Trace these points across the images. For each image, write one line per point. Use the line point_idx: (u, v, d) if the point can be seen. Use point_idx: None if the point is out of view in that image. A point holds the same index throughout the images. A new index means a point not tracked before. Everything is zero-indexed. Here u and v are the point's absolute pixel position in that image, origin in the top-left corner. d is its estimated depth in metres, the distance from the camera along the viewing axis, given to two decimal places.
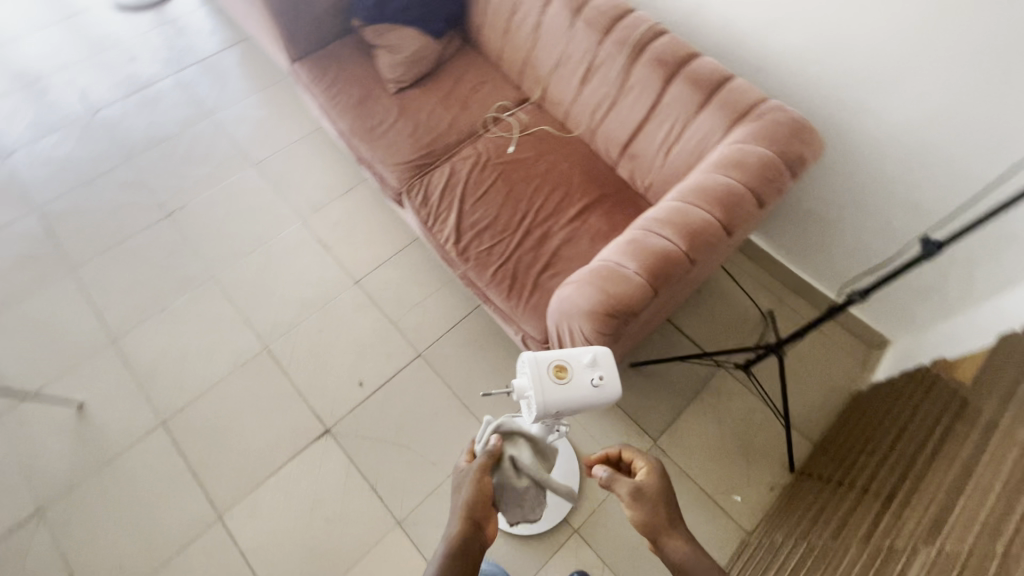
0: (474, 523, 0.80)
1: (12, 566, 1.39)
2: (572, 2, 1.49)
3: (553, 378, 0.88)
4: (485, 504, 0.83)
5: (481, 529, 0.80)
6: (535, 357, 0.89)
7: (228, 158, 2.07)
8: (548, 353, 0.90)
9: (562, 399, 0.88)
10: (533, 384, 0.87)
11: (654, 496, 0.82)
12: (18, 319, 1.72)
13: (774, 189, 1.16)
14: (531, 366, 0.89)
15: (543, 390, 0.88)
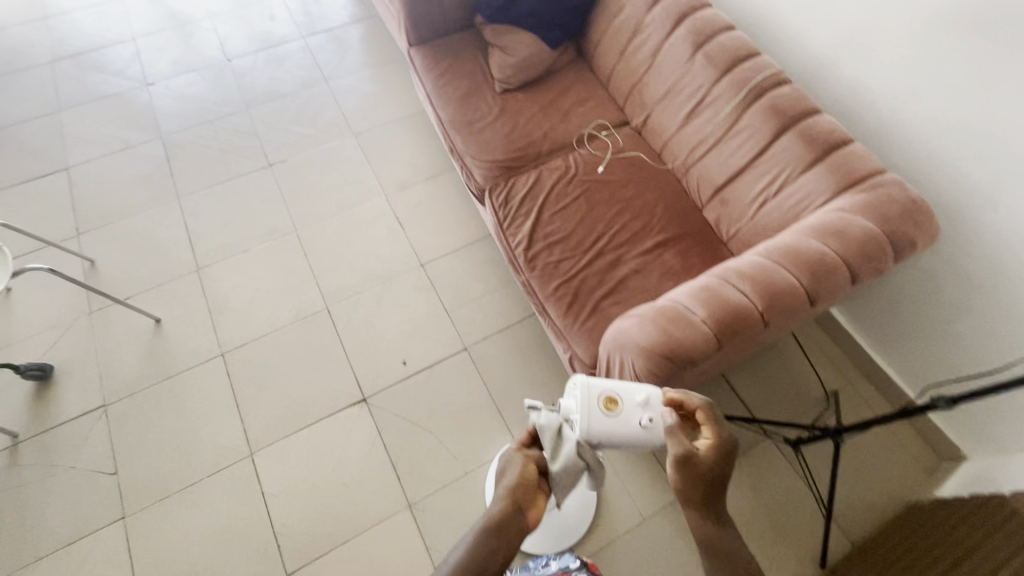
0: (515, 505, 0.80)
1: (71, 447, 1.54)
2: (696, 35, 1.46)
3: (602, 409, 0.89)
4: (528, 489, 0.83)
5: (522, 511, 0.80)
6: (588, 383, 0.90)
7: (333, 124, 2.19)
8: (603, 382, 0.90)
9: (606, 431, 0.88)
10: (580, 408, 0.89)
11: (707, 467, 0.78)
12: (125, 231, 1.91)
13: (873, 268, 1.07)
14: (584, 390, 0.90)
15: (589, 416, 0.89)
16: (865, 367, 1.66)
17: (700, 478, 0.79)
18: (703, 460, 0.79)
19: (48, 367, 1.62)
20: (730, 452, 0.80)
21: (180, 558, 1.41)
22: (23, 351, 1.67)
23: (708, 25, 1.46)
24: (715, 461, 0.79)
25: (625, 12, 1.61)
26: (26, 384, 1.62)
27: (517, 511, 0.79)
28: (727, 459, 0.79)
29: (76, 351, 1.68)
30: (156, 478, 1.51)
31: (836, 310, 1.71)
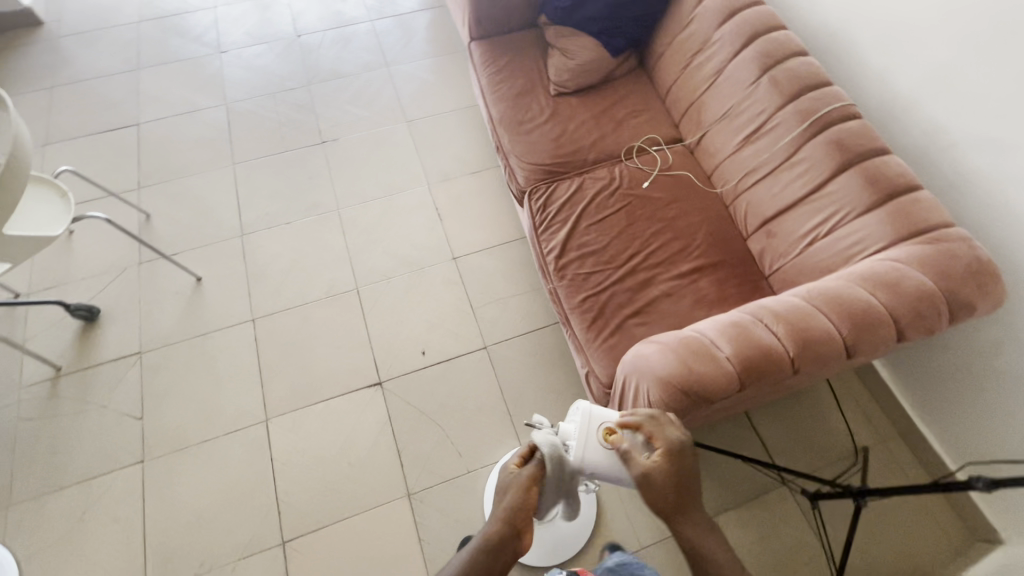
0: (513, 530, 0.81)
1: (105, 387, 1.63)
2: (765, 58, 1.39)
3: (599, 441, 0.86)
4: (528, 515, 0.83)
5: (519, 535, 0.81)
6: (591, 410, 0.88)
7: (388, 109, 2.23)
8: (606, 412, 0.88)
9: (600, 464, 0.86)
10: (578, 435, 0.87)
11: (664, 477, 0.81)
12: (181, 189, 2.00)
13: (923, 326, 0.99)
14: (585, 419, 0.88)
15: (585, 444, 0.87)
16: (903, 428, 1.56)
17: (663, 488, 0.81)
18: (657, 472, 0.81)
19: (95, 309, 1.72)
20: (681, 453, 0.83)
21: (188, 509, 1.47)
22: (75, 291, 1.78)
23: (779, 49, 1.39)
24: (669, 469, 0.81)
25: (693, 25, 1.55)
26: (74, 322, 1.72)
27: (514, 537, 0.80)
28: (678, 462, 0.82)
29: (122, 298, 1.77)
30: (176, 429, 1.58)
31: (879, 363, 1.61)
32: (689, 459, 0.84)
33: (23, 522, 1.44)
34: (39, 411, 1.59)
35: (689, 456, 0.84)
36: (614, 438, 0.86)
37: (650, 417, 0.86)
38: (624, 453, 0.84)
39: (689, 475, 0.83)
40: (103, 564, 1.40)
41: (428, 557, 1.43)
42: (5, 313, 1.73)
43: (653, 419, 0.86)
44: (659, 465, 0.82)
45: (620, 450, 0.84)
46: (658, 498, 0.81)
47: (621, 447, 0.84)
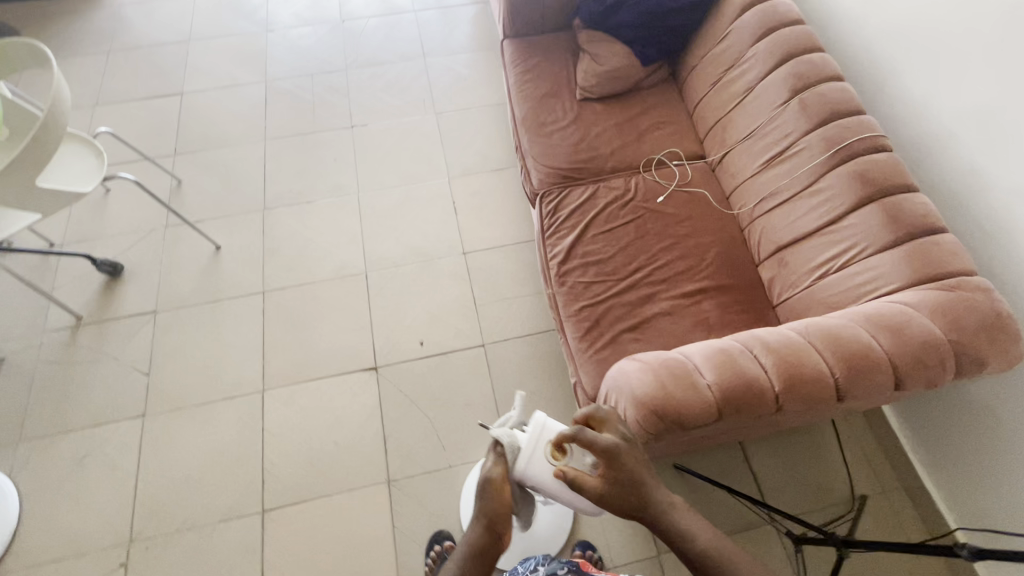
0: (494, 533, 0.82)
1: (119, 341, 1.71)
2: (798, 80, 1.34)
3: (547, 457, 0.85)
4: (507, 512, 0.84)
5: (502, 536, 0.83)
6: (545, 423, 0.87)
7: (419, 99, 2.25)
8: (559, 428, 0.86)
9: (543, 479, 0.85)
10: (527, 447, 0.85)
11: (610, 487, 0.79)
12: (213, 160, 2.07)
13: (924, 377, 0.94)
14: (539, 431, 0.86)
15: (532, 457, 0.86)
16: (906, 480, 1.48)
17: (615, 496, 0.79)
18: (603, 485, 0.79)
19: (119, 266, 1.80)
20: (617, 454, 0.80)
21: (179, 467, 1.53)
22: (104, 247, 1.87)
23: (813, 72, 1.33)
24: (614, 477, 0.79)
25: (727, 40, 1.51)
26: (99, 276, 1.81)
27: (496, 540, 0.81)
28: (617, 465, 0.80)
29: (145, 258, 1.85)
30: (179, 389, 1.64)
31: (889, 410, 1.53)
32: (632, 452, 0.82)
33: (29, 459, 1.53)
34: (56, 356, 1.68)
35: (630, 448, 0.82)
36: (557, 470, 0.82)
37: (579, 430, 0.82)
38: (570, 480, 0.81)
39: (639, 467, 0.81)
40: (95, 509, 1.47)
41: (399, 545, 1.45)
42: (38, 261, 1.83)
43: (578, 430, 0.82)
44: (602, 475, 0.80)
45: (567, 479, 0.81)
46: (616, 506, 0.80)
47: (567, 476, 0.81)
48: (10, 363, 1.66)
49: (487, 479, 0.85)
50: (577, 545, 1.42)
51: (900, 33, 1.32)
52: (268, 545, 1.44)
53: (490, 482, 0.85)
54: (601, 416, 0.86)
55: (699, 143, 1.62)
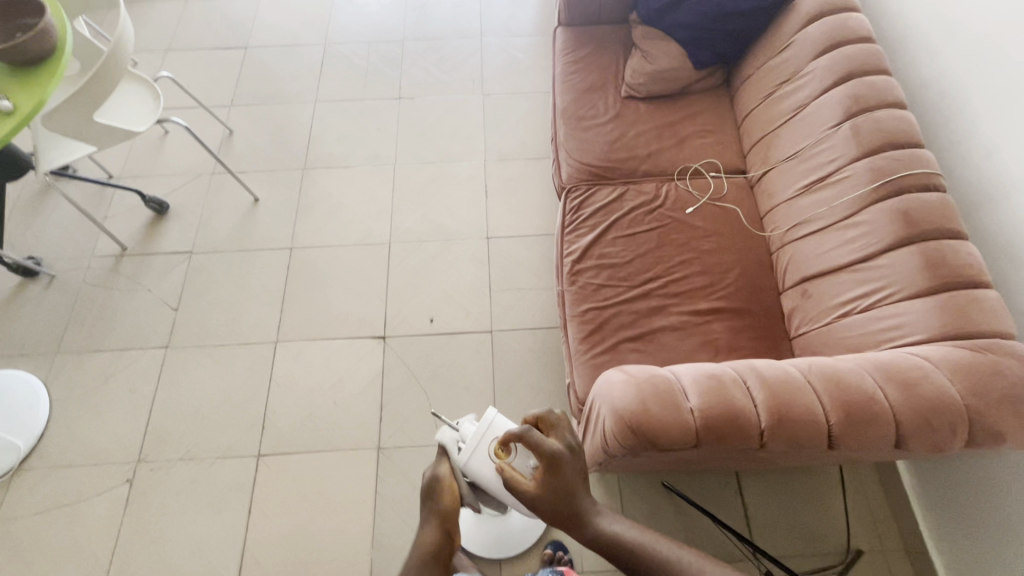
0: (445, 532, 0.89)
1: (155, 276, 1.82)
2: (855, 103, 1.25)
3: (490, 453, 0.90)
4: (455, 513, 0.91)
5: (451, 534, 0.90)
6: (493, 420, 0.92)
7: (470, 78, 2.25)
8: (506, 427, 0.92)
9: (484, 473, 0.91)
10: (472, 443, 0.91)
11: (545, 492, 0.80)
12: (264, 115, 2.15)
13: (929, 441, 0.88)
14: (486, 429, 0.92)
15: (478, 449, 0.92)
16: (909, 542, 1.39)
17: (550, 502, 0.80)
18: (539, 490, 0.81)
19: (165, 204, 1.91)
20: (560, 461, 0.81)
21: (190, 401, 1.63)
22: (155, 185, 1.98)
23: (873, 96, 1.24)
24: (550, 484, 0.80)
25: (788, 52, 1.42)
26: (147, 212, 1.93)
27: (448, 538, 0.88)
28: (556, 471, 0.81)
29: (190, 201, 1.96)
30: (201, 328, 1.74)
31: (903, 466, 1.43)
32: (574, 462, 0.83)
33: (64, 371, 1.66)
34: (99, 281, 1.80)
35: (571, 457, 0.83)
36: (498, 467, 0.84)
37: (526, 430, 0.83)
38: (507, 480, 0.83)
39: (577, 478, 0.82)
40: (113, 427, 1.59)
41: (378, 511, 1.48)
42: (96, 190, 1.96)
43: (524, 431, 0.83)
44: (539, 480, 0.81)
45: (504, 477, 0.83)
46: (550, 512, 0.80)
47: (505, 474, 0.83)
48: (60, 280, 1.80)
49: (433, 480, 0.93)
50: (549, 544, 1.42)
51: (980, 63, 1.21)
52: (258, 487, 1.51)
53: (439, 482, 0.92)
54: (550, 420, 0.86)
55: (742, 157, 1.55)
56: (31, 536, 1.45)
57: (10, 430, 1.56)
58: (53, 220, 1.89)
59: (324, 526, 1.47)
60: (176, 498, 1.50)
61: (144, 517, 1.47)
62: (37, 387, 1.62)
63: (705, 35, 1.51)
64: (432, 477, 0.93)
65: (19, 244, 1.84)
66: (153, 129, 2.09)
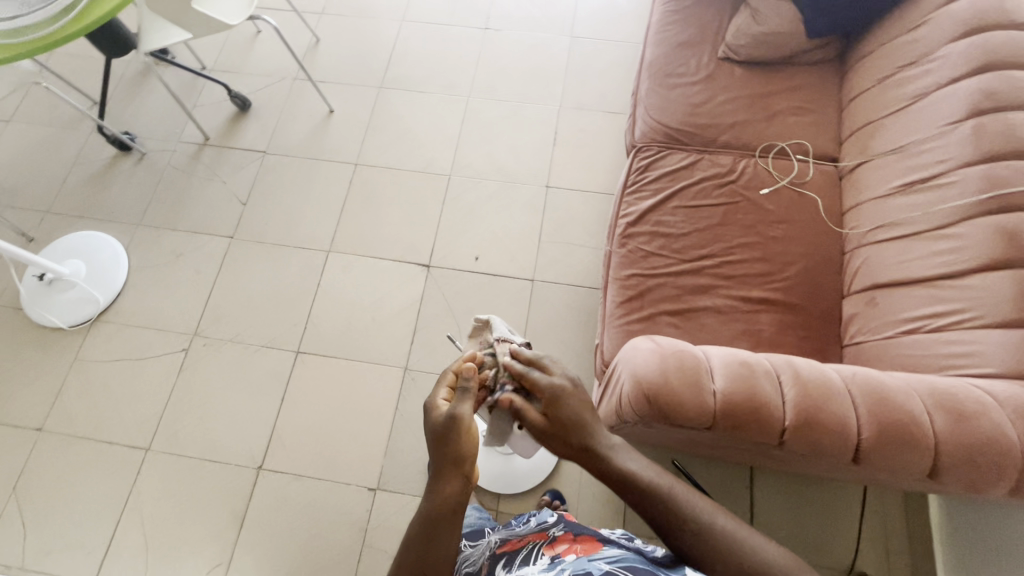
0: (466, 479, 0.75)
1: (230, 169, 1.92)
2: (989, 99, 1.09)
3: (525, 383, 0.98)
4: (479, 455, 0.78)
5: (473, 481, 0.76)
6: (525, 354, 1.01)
7: (560, 18, 2.14)
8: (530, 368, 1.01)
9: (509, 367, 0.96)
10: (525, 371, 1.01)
11: (549, 424, 0.81)
12: (351, 26, 2.15)
13: (968, 478, 0.81)
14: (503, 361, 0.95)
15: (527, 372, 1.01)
16: None
17: (554, 433, 0.81)
18: (544, 421, 0.82)
19: (248, 102, 1.99)
20: (562, 396, 0.83)
21: (245, 291, 1.75)
22: (241, 82, 2.06)
23: (1012, 93, 1.08)
24: (554, 416, 0.81)
25: (922, 30, 1.25)
26: (230, 107, 2.01)
27: (470, 485, 0.75)
28: (556, 406, 0.82)
29: (271, 102, 2.02)
30: (263, 226, 1.84)
31: (935, 502, 1.35)
32: (576, 394, 0.84)
33: (143, 242, 1.82)
34: (181, 165, 1.93)
35: (573, 391, 0.84)
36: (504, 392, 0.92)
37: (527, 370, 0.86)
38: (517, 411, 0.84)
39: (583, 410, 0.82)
40: (177, 299, 1.74)
41: (395, 425, 1.57)
42: (189, 79, 2.06)
43: (524, 371, 0.86)
44: (544, 412, 0.83)
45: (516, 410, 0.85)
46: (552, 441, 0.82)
47: (513, 405, 0.85)
48: (149, 158, 1.94)
49: (437, 422, 0.78)
50: (548, 492, 1.45)
51: None
52: (294, 380, 1.63)
53: (448, 422, 0.77)
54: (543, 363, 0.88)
55: (838, 143, 1.41)
56: (100, 380, 1.64)
57: (93, 285, 1.74)
58: (148, 101, 2.02)
59: (345, 429, 1.57)
60: (221, 375, 1.64)
61: (194, 384, 1.63)
62: (119, 252, 1.78)
63: None
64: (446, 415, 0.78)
65: (118, 119, 1.98)
66: (247, 26, 2.14)
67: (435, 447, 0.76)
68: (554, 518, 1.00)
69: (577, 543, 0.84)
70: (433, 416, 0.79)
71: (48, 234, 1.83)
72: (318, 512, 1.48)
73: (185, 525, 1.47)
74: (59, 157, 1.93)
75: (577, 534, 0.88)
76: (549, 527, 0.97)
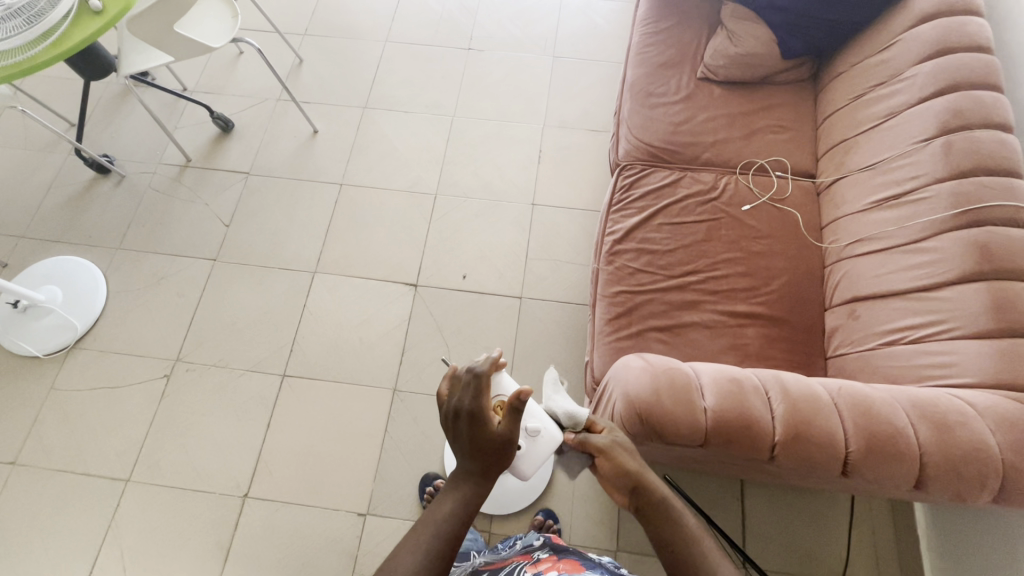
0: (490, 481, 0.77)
1: (212, 190, 1.90)
2: (956, 118, 1.14)
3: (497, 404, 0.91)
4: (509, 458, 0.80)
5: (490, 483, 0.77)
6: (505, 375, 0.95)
7: (544, 38, 2.18)
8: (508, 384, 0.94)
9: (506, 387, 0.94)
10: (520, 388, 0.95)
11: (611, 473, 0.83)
12: (335, 48, 2.16)
13: (956, 488, 0.83)
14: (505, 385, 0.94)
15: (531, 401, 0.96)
16: None
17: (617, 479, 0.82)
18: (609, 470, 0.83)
19: (230, 123, 1.98)
20: (611, 449, 0.85)
21: (229, 313, 1.72)
22: (224, 103, 2.05)
23: (977, 113, 1.13)
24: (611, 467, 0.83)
25: (889, 53, 1.31)
26: (213, 129, 2.00)
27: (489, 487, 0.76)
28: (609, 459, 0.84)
29: (254, 123, 2.01)
30: (249, 246, 1.82)
31: (919, 509, 1.37)
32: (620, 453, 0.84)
33: (122, 266, 1.78)
34: (161, 187, 1.90)
35: (616, 450, 0.84)
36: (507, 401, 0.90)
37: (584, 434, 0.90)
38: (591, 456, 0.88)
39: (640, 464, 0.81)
40: (158, 324, 1.71)
41: (385, 447, 1.55)
42: (170, 100, 2.05)
43: (585, 436, 0.89)
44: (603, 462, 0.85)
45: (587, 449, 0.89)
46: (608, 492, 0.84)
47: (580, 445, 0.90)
48: (129, 181, 1.91)
49: (494, 437, 0.77)
50: (540, 511, 1.44)
51: None
52: (280, 403, 1.60)
53: (505, 440, 0.78)
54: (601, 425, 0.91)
55: (814, 159, 1.45)
56: (77, 409, 1.59)
57: (71, 310, 1.70)
58: (128, 123, 1.99)
59: (334, 452, 1.55)
60: (204, 400, 1.61)
61: (176, 410, 1.59)
62: (98, 277, 1.74)
63: (801, 22, 1.40)
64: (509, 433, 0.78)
65: (97, 141, 1.96)
66: (229, 47, 2.14)
67: (487, 460, 0.76)
68: (539, 541, 1.04)
69: (560, 561, 0.86)
70: (488, 430, 0.77)
71: (23, 260, 1.78)
72: (306, 540, 1.44)
73: (168, 556, 1.43)
74: (35, 180, 1.89)
75: (561, 555, 0.90)
76: (534, 548, 0.99)
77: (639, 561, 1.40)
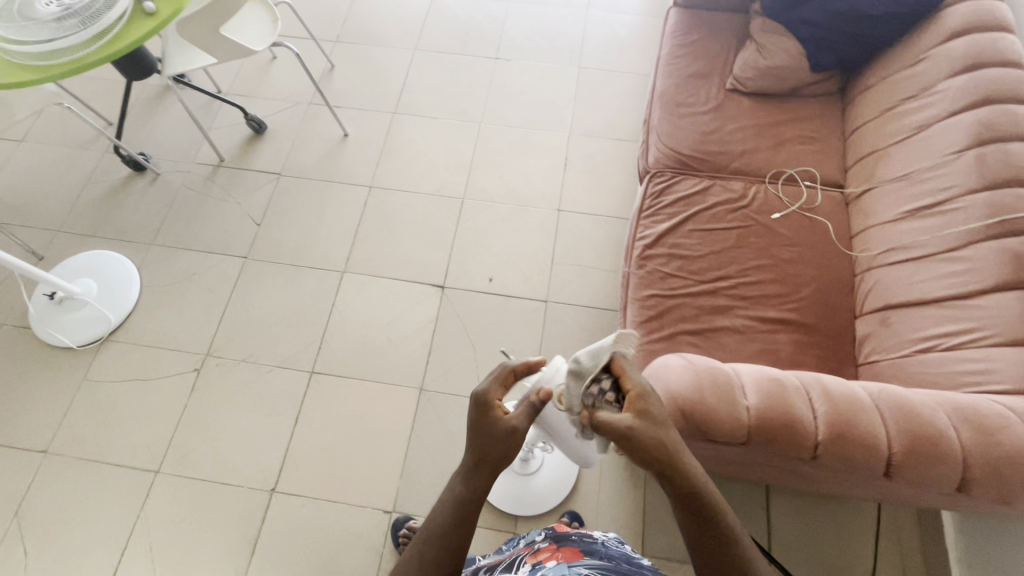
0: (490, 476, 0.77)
1: (244, 190, 1.94)
2: (989, 130, 1.16)
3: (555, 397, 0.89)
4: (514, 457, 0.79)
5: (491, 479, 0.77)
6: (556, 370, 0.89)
7: (570, 50, 2.22)
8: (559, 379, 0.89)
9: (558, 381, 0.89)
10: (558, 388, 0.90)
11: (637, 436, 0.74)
12: (366, 54, 2.21)
13: (999, 490, 0.83)
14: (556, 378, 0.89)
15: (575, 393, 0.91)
16: None
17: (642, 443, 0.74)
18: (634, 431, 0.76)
19: (263, 125, 2.02)
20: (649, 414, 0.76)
21: (258, 310, 1.75)
22: (257, 106, 2.09)
23: (1010, 126, 1.15)
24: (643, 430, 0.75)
25: (920, 68, 1.34)
26: (246, 130, 2.05)
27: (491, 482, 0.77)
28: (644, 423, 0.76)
29: (286, 126, 2.06)
30: (280, 245, 1.85)
31: (947, 518, 1.37)
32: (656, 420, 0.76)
33: (155, 262, 1.81)
34: (195, 186, 1.94)
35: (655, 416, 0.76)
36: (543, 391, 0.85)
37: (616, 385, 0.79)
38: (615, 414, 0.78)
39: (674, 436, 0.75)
40: (189, 319, 1.73)
41: (411, 446, 1.56)
42: (205, 102, 2.10)
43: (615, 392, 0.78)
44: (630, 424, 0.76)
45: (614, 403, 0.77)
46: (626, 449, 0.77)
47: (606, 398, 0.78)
48: (163, 179, 1.95)
49: (493, 431, 0.78)
50: (565, 513, 1.45)
51: None
52: (308, 400, 1.62)
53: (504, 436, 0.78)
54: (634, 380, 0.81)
55: (843, 170, 1.47)
56: (108, 401, 1.61)
57: (104, 303, 1.73)
58: (163, 123, 2.04)
59: (360, 449, 1.56)
60: (233, 395, 1.62)
61: (205, 404, 1.61)
62: (131, 272, 1.78)
63: (831, 36, 1.43)
64: (505, 425, 0.79)
65: (133, 140, 2.00)
66: (263, 52, 2.19)
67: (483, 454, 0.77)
68: (543, 535, 1.02)
69: (560, 551, 0.86)
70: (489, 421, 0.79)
71: (58, 254, 1.82)
72: (333, 536, 1.45)
73: (196, 548, 1.43)
74: (72, 177, 1.93)
75: (562, 545, 0.90)
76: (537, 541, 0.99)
77: (665, 564, 1.40)
